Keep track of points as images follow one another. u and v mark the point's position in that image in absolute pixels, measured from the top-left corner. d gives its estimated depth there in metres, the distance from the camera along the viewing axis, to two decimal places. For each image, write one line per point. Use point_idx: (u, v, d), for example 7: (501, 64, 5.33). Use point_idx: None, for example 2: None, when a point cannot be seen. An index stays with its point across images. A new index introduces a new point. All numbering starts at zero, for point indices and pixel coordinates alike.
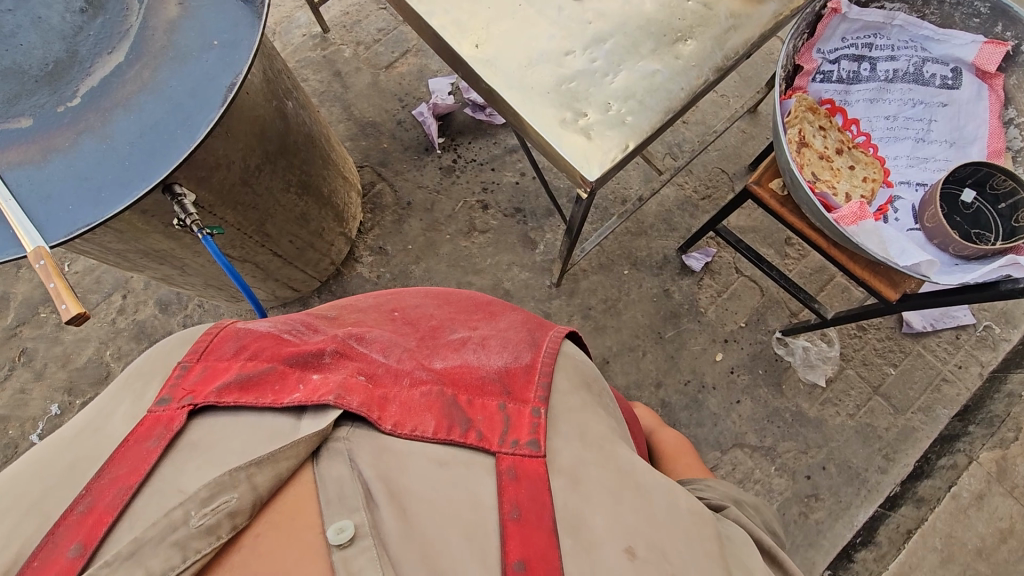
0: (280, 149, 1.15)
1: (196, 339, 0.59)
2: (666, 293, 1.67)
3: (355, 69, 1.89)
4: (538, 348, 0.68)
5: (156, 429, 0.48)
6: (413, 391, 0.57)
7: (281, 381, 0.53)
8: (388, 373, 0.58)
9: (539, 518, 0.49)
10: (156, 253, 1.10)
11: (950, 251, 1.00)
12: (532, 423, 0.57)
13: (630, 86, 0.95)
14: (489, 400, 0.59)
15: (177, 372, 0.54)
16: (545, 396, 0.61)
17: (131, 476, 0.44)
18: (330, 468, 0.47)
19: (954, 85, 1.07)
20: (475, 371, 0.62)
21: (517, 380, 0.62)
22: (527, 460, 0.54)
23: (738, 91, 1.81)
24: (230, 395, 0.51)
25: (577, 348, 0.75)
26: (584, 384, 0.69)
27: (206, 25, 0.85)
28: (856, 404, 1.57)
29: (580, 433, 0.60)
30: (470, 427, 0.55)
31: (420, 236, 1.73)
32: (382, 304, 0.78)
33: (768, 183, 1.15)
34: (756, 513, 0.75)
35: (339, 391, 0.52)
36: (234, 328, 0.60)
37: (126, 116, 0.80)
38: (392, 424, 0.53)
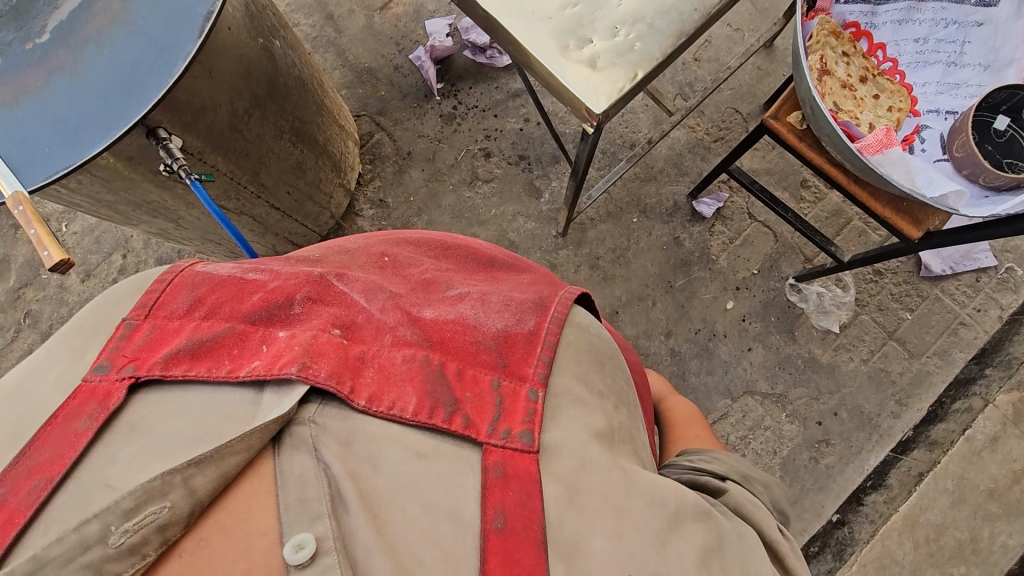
0: (269, 92, 1.09)
1: (149, 288, 0.58)
2: (676, 241, 1.62)
3: (349, 11, 1.79)
4: (545, 312, 0.65)
5: (89, 406, 0.46)
6: (396, 354, 0.55)
7: (239, 346, 0.52)
8: (369, 323, 0.56)
9: (527, 525, 0.47)
10: (149, 206, 1.07)
11: (980, 181, 0.94)
12: (528, 409, 0.54)
13: (639, 9, 0.88)
14: (482, 374, 0.57)
15: (121, 333, 0.52)
16: (545, 376, 0.58)
17: (53, 465, 0.42)
18: (292, 465, 0.45)
19: (991, 3, 0.98)
20: (471, 333, 0.60)
21: (516, 351, 0.60)
22: (518, 455, 0.51)
23: (754, 24, 1.70)
24: (178, 367, 0.49)
25: (590, 315, 0.71)
26: (596, 364, 0.65)
27: None
28: (869, 349, 1.54)
29: (584, 427, 0.56)
30: (456, 411, 0.52)
31: (422, 187, 1.68)
32: (371, 250, 0.77)
33: (786, 117, 1.08)
34: (763, 493, 0.72)
35: (304, 361, 0.50)
36: (191, 274, 0.59)
37: (98, 52, 0.75)
38: (365, 400, 0.51)
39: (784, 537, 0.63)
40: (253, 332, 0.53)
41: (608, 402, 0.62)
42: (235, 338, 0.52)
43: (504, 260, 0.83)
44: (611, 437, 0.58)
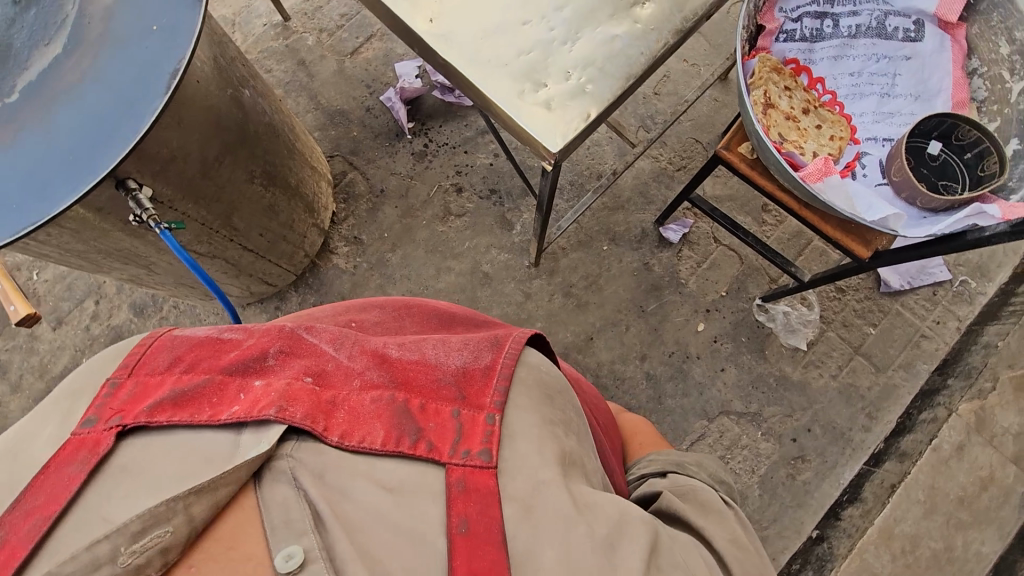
0: (240, 139, 1.12)
1: (131, 350, 0.62)
2: (646, 266, 1.67)
3: (320, 56, 1.84)
4: (500, 349, 0.65)
5: (80, 454, 0.49)
6: (363, 397, 0.58)
7: (218, 394, 0.56)
8: (337, 370, 0.60)
9: (489, 535, 0.50)
10: (121, 253, 1.08)
11: (918, 204, 0.99)
12: (485, 431, 0.57)
13: (590, 54, 0.93)
14: (444, 406, 0.59)
15: (107, 390, 0.56)
16: (501, 402, 0.59)
17: (47, 508, 0.46)
18: (274, 492, 0.49)
19: (917, 38, 1.07)
20: (432, 372, 0.62)
21: (475, 384, 0.61)
22: (478, 471, 0.54)
23: (709, 59, 1.79)
24: (163, 413, 0.53)
25: (541, 356, 0.69)
26: (549, 389, 0.65)
27: (145, 9, 0.82)
28: (837, 364, 1.58)
29: (538, 445, 0.57)
30: (421, 437, 0.55)
31: (396, 223, 1.71)
32: (339, 317, 0.82)
33: (737, 147, 1.14)
34: (699, 471, 0.82)
35: (281, 405, 0.54)
36: (168, 337, 0.63)
37: (68, 108, 0.78)
38: (339, 435, 0.54)
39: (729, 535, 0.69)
40: (232, 382, 0.57)
41: (565, 428, 0.63)
42: (214, 390, 0.56)
43: (465, 317, 0.88)
44: (565, 456, 0.58)
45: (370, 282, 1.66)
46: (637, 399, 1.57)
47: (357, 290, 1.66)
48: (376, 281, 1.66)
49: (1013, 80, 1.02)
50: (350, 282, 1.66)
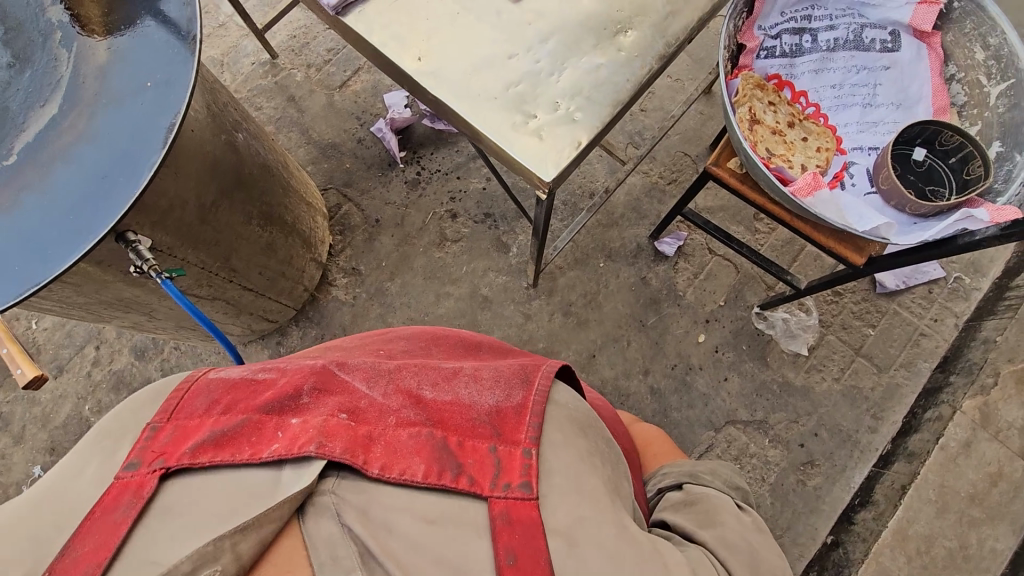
0: (236, 183, 1.13)
1: (170, 394, 0.64)
2: (643, 281, 1.68)
3: (309, 91, 1.87)
4: (531, 385, 0.67)
5: (125, 497, 0.52)
6: (401, 433, 0.60)
7: (257, 434, 0.58)
8: (372, 407, 0.62)
9: (534, 567, 0.51)
10: (122, 302, 1.08)
11: (908, 210, 1.01)
12: (523, 464, 0.58)
13: (576, 83, 0.95)
14: (481, 443, 0.60)
15: (147, 433, 0.58)
16: (537, 436, 0.61)
17: (101, 553, 0.48)
18: (320, 527, 0.51)
19: (894, 48, 1.10)
20: (467, 409, 0.64)
21: (510, 420, 0.63)
22: (520, 503, 0.56)
23: (692, 73, 1.83)
24: (204, 455, 0.55)
25: (570, 390, 0.72)
26: (581, 422, 0.67)
27: (139, 67, 0.84)
28: (840, 367, 1.59)
29: (576, 478, 0.59)
30: (461, 471, 0.57)
31: (393, 252, 1.72)
32: (368, 344, 0.86)
33: (726, 163, 1.16)
34: (714, 479, 0.81)
35: (321, 441, 0.55)
36: (205, 379, 0.66)
37: (66, 167, 0.79)
38: (379, 468, 0.56)
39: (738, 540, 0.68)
40: (269, 422, 0.59)
41: (599, 458, 0.64)
42: (252, 429, 0.58)
43: (489, 344, 0.91)
44: (604, 489, 0.60)
45: (370, 312, 1.67)
46: (643, 414, 1.57)
47: (358, 320, 1.66)
48: (376, 310, 1.67)
49: (991, 84, 1.03)
50: (351, 313, 1.67)
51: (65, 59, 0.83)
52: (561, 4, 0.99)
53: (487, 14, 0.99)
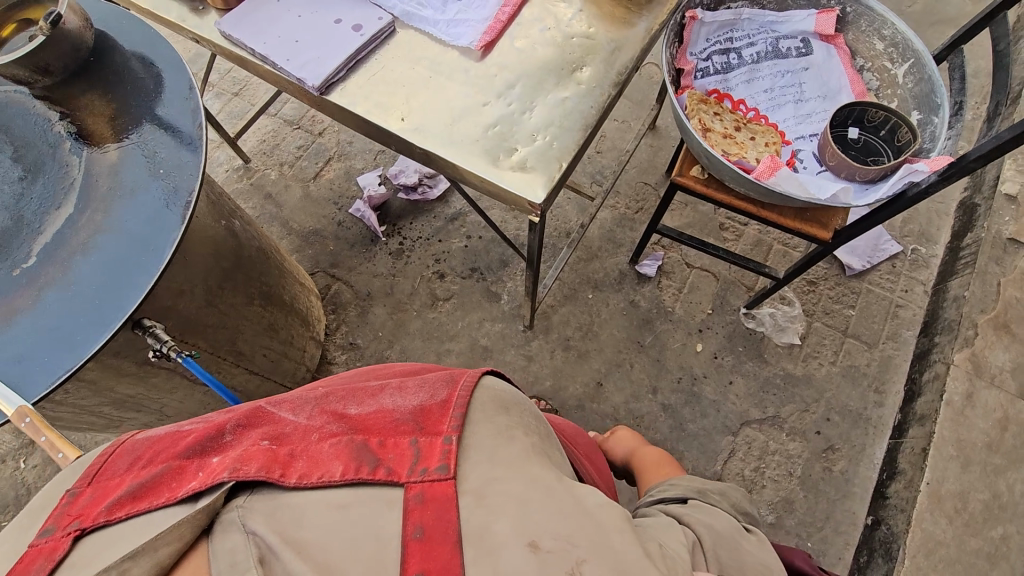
0: (237, 265, 1.16)
1: (90, 461, 0.62)
2: (633, 304, 1.75)
3: (284, 186, 1.95)
4: (455, 384, 0.70)
5: (37, 561, 0.48)
6: (322, 446, 0.60)
7: (178, 477, 0.56)
8: (296, 433, 0.62)
9: (445, 533, 0.51)
10: (131, 401, 1.07)
11: (858, 178, 1.11)
12: (443, 450, 0.58)
13: (548, 117, 1.05)
14: (401, 438, 0.61)
15: (64, 500, 0.56)
16: (458, 424, 0.62)
17: None
18: (224, 541, 0.49)
19: (807, 53, 1.27)
20: (391, 414, 0.65)
21: (432, 416, 0.64)
22: (437, 484, 0.55)
23: (635, 114, 2.01)
24: (122, 508, 0.53)
25: (501, 381, 0.75)
26: (506, 407, 0.69)
27: (150, 159, 0.88)
28: (833, 351, 1.66)
29: (491, 449, 0.60)
30: (379, 464, 0.57)
31: (388, 320, 1.74)
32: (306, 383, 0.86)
33: (689, 171, 1.27)
34: (721, 500, 0.84)
35: (236, 465, 0.55)
36: (131, 442, 0.64)
37: (86, 260, 0.81)
38: (297, 478, 0.55)
39: (719, 525, 0.74)
40: (189, 464, 0.58)
41: (519, 429, 0.66)
42: (172, 472, 0.57)
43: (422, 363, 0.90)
44: (519, 454, 0.61)
45: None
46: (661, 432, 1.59)
47: None
48: None
49: (896, 67, 1.21)
50: None
51: (75, 163, 0.88)
52: (520, 56, 1.11)
53: (457, 73, 1.10)
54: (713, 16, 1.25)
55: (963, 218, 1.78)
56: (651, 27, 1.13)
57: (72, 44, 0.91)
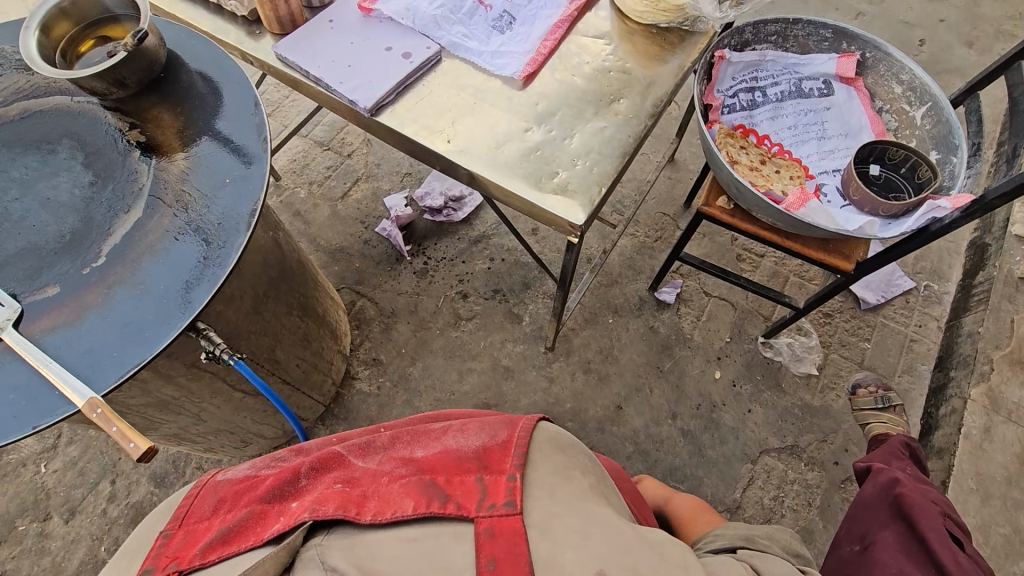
0: (280, 275, 1.20)
1: (181, 506, 0.73)
2: (652, 329, 1.78)
3: (313, 205, 2.00)
4: (513, 427, 0.75)
5: None
6: (393, 485, 0.65)
7: (260, 521, 0.63)
8: (366, 476, 0.69)
9: (515, 564, 0.54)
10: (174, 404, 1.09)
11: (881, 212, 1.16)
12: (507, 487, 0.63)
13: (587, 144, 1.10)
14: (467, 477, 0.65)
15: (161, 542, 0.65)
16: (519, 463, 0.67)
17: None
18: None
19: (829, 93, 1.33)
20: (454, 455, 0.70)
21: (494, 456, 0.69)
22: (505, 518, 0.59)
23: (654, 147, 2.08)
24: (213, 551, 0.60)
25: (554, 425, 0.80)
26: (563, 450, 0.74)
27: (217, 169, 0.93)
28: (850, 382, 1.69)
29: (553, 488, 0.65)
30: (448, 500, 0.61)
31: (411, 337, 1.77)
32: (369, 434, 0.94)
33: (715, 201, 1.33)
34: (771, 544, 0.82)
35: (314, 506, 0.61)
36: (213, 490, 0.75)
37: (155, 261, 0.85)
38: (372, 515, 0.60)
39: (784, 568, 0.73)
40: (270, 509, 0.65)
41: (574, 472, 0.71)
42: (255, 517, 0.64)
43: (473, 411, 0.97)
44: (576, 494, 0.65)
45: (396, 399, 1.68)
46: (680, 457, 1.60)
47: (384, 410, 1.67)
48: (402, 397, 1.68)
49: (914, 110, 1.27)
50: (377, 403, 1.68)
51: (144, 171, 0.93)
52: (560, 86, 1.17)
53: (500, 100, 1.16)
54: (740, 57, 1.32)
55: (974, 257, 1.83)
56: (684, 64, 1.20)
57: (148, 61, 0.97)
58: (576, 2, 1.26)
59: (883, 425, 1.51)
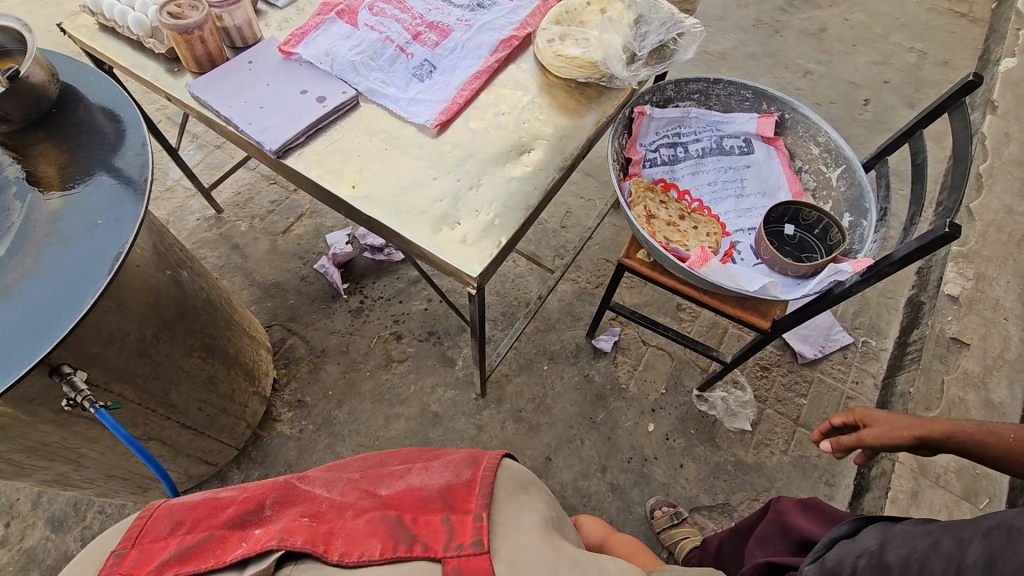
0: (177, 316, 1.16)
1: (133, 524, 0.75)
2: (587, 378, 1.75)
3: (253, 239, 1.97)
4: (475, 467, 0.85)
5: None
6: (357, 522, 0.71)
7: (221, 545, 0.68)
8: (331, 509, 0.75)
9: None
10: (47, 449, 1.03)
11: (790, 273, 1.15)
12: (475, 526, 0.71)
13: (494, 194, 1.09)
14: (432, 516, 0.73)
15: (113, 560, 0.69)
16: (484, 504, 0.76)
17: None
18: None
19: (750, 151, 1.34)
20: (419, 494, 0.78)
21: (459, 496, 0.78)
22: (473, 557, 0.67)
23: (600, 193, 2.09)
24: (171, 569, 0.66)
25: (511, 463, 0.91)
26: (522, 490, 0.84)
27: (92, 210, 0.91)
28: (784, 440, 1.66)
29: (516, 524, 0.75)
30: (414, 542, 0.68)
31: (340, 378, 1.72)
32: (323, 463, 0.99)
33: (636, 255, 1.32)
34: None
35: (282, 536, 0.67)
36: (165, 508, 0.77)
37: (6, 302, 0.81)
38: (339, 555, 0.66)
39: None
40: (232, 534, 0.71)
41: (536, 506, 0.82)
42: (216, 540, 0.70)
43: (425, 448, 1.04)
44: (539, 529, 0.76)
45: (317, 443, 1.62)
46: (607, 514, 1.55)
47: (305, 455, 1.60)
48: (324, 441, 1.62)
49: (830, 170, 1.29)
50: (297, 447, 1.62)
51: (18, 208, 0.90)
52: (473, 136, 1.17)
53: (411, 147, 1.15)
54: (662, 112, 1.33)
55: (911, 315, 1.84)
56: (599, 119, 1.20)
57: (34, 95, 0.95)
58: (498, 54, 1.27)
59: (690, 542, 1.44)
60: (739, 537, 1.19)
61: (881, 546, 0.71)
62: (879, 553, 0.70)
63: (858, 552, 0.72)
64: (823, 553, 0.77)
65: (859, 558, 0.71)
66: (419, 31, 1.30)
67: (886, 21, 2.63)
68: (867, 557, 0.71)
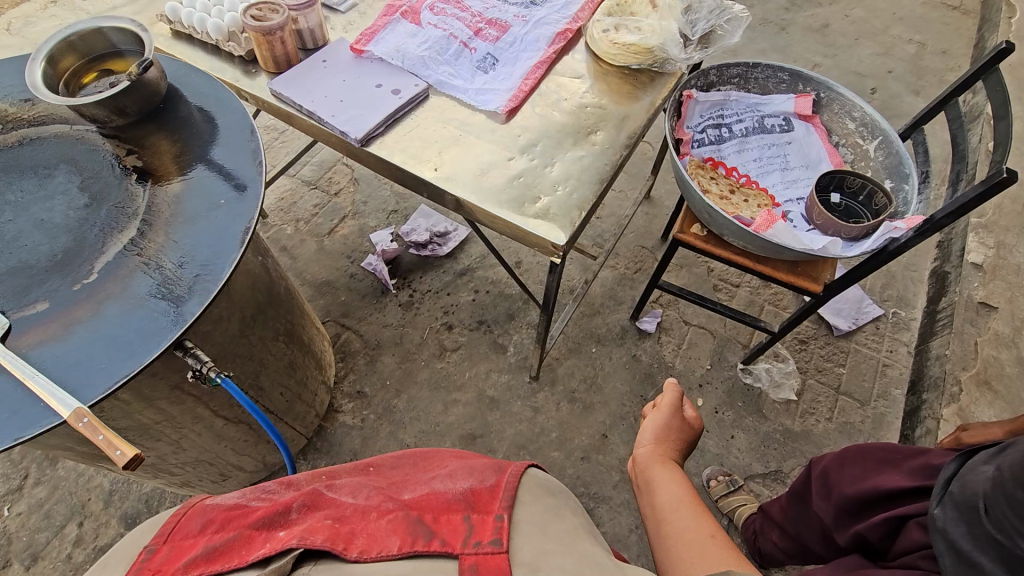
0: (268, 300, 1.21)
1: (166, 525, 0.75)
2: (635, 358, 1.81)
3: (299, 241, 2.03)
4: (503, 472, 0.77)
5: None
6: (379, 523, 0.65)
7: (246, 544, 0.64)
8: (355, 512, 0.68)
9: None
10: (156, 428, 1.07)
11: (843, 235, 1.23)
12: (495, 526, 0.64)
13: (567, 171, 1.17)
14: (454, 515, 0.66)
15: (144, 555, 0.67)
16: (508, 505, 0.68)
17: None
18: None
19: (790, 129, 1.44)
20: (442, 495, 0.71)
21: (482, 497, 0.70)
22: (491, 557, 0.60)
23: (631, 185, 2.17)
24: (196, 568, 0.61)
25: (541, 473, 0.83)
26: (550, 496, 0.76)
27: (209, 192, 0.97)
28: (828, 408, 1.72)
29: (541, 528, 0.66)
30: (434, 537, 0.62)
31: (396, 369, 1.77)
32: (357, 465, 0.92)
33: (690, 230, 1.39)
34: None
35: (302, 535, 0.62)
36: (197, 510, 0.76)
37: (145, 278, 0.87)
38: (358, 551, 0.60)
39: None
40: (258, 534, 0.65)
41: (564, 515, 0.74)
42: (242, 539, 0.65)
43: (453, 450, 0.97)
44: (564, 536, 0.67)
45: (380, 431, 1.67)
46: None
47: (369, 442, 1.65)
48: (386, 429, 1.67)
49: (867, 143, 1.38)
50: (361, 436, 1.66)
51: (141, 193, 0.96)
52: (541, 120, 1.25)
53: (484, 133, 1.23)
54: (706, 96, 1.41)
55: (937, 285, 1.93)
56: (655, 101, 1.29)
57: (149, 90, 1.02)
58: (555, 46, 1.36)
59: (747, 507, 1.50)
60: (802, 501, 1.18)
61: (998, 468, 0.73)
62: (999, 474, 0.72)
63: (980, 482, 0.75)
64: (944, 494, 0.80)
65: (984, 486, 0.74)
66: (479, 27, 1.39)
67: (884, 16, 2.77)
68: (989, 482, 0.73)
